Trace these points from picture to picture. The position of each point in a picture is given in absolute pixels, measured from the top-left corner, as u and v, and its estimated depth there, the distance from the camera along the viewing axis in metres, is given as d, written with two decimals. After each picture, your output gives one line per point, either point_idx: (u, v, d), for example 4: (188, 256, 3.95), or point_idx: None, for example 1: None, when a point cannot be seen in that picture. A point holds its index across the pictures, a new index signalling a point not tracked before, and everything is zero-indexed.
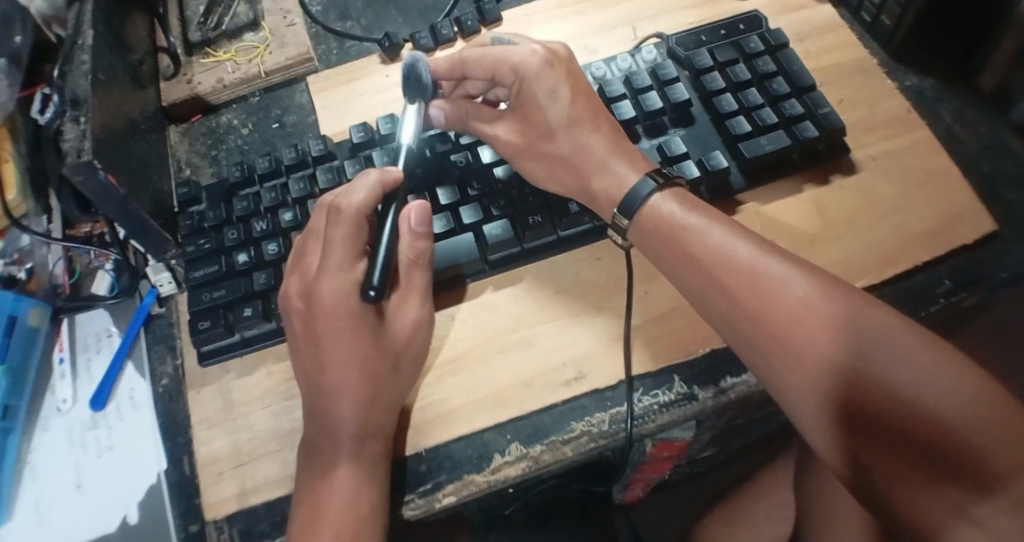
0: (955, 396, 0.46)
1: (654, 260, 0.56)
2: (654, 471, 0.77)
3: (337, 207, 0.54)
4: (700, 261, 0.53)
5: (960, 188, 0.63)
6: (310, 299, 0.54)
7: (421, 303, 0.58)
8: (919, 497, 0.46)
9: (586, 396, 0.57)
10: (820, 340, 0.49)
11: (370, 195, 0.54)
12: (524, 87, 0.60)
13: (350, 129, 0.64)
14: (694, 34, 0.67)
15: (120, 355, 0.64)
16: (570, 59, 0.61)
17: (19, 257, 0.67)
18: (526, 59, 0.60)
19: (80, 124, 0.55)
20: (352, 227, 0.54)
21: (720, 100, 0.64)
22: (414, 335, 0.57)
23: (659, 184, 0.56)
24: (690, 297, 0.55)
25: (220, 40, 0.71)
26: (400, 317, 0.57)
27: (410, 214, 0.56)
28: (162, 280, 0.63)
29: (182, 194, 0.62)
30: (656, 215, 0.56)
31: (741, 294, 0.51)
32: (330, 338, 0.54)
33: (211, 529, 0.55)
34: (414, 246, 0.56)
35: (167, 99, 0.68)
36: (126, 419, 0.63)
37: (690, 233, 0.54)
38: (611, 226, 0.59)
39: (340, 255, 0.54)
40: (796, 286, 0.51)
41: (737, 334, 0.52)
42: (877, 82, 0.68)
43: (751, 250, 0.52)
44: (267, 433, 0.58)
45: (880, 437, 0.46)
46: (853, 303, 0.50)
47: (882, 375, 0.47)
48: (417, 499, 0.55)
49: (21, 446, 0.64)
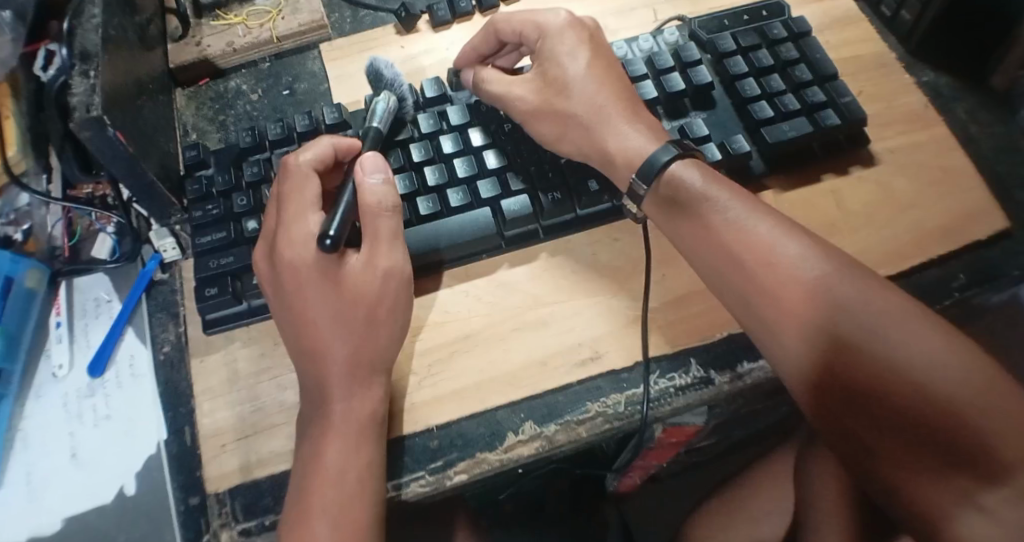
0: (966, 387, 0.45)
1: (666, 233, 0.55)
2: (655, 459, 0.76)
3: (285, 165, 0.55)
4: (714, 235, 0.53)
5: (975, 184, 0.63)
6: (274, 260, 0.54)
7: (392, 251, 0.55)
8: (925, 484, 0.45)
9: (601, 377, 0.56)
10: (834, 320, 0.48)
11: (319, 155, 0.56)
12: (546, 43, 0.60)
13: (323, 110, 0.62)
14: (717, 18, 0.67)
15: (121, 321, 0.62)
16: (597, 30, 0.62)
17: (15, 218, 0.64)
18: (553, 19, 0.61)
19: (89, 79, 0.53)
20: (301, 178, 0.54)
21: (744, 84, 0.63)
22: (385, 285, 0.54)
23: (679, 152, 0.55)
24: (703, 274, 0.54)
25: (231, 3, 0.69)
26: (370, 268, 0.54)
27: (363, 164, 0.55)
28: (166, 246, 0.61)
29: (190, 157, 0.60)
30: (673, 185, 0.54)
31: (756, 271, 0.51)
32: (296, 295, 0.53)
33: (212, 503, 0.54)
34: (375, 192, 0.54)
35: (174, 60, 0.66)
36: (125, 388, 0.61)
37: (708, 208, 0.53)
38: (628, 195, 0.57)
39: (294, 209, 0.54)
40: (814, 265, 0.50)
41: (745, 310, 0.52)
42: (897, 77, 0.68)
43: (769, 226, 0.52)
44: (273, 406, 0.56)
45: (885, 419, 0.46)
46: (872, 286, 0.49)
47: (892, 357, 0.46)
48: (427, 477, 0.54)
49: (14, 413, 0.62)
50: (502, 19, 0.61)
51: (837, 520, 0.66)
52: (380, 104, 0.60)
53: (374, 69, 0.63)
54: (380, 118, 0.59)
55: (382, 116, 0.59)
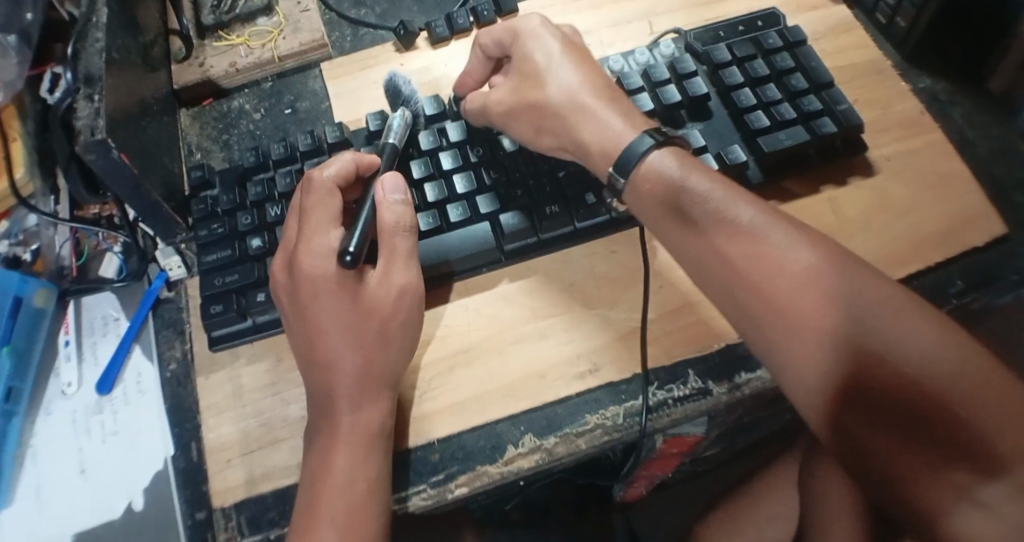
0: (960, 378, 0.45)
1: (655, 229, 0.56)
2: (658, 469, 0.76)
3: (309, 179, 0.56)
4: (703, 229, 0.53)
5: (972, 189, 0.64)
6: (292, 270, 0.54)
7: (407, 268, 0.56)
8: (922, 479, 0.45)
9: (600, 388, 0.57)
10: (823, 314, 0.48)
11: (342, 170, 0.57)
12: (519, 45, 0.61)
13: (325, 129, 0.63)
14: (712, 29, 0.68)
15: (127, 339, 0.63)
16: (575, 37, 0.64)
17: (24, 238, 0.66)
18: (524, 21, 0.61)
19: (94, 103, 0.54)
20: (323, 194, 0.55)
21: (739, 94, 0.64)
22: (400, 301, 0.56)
23: (657, 142, 0.55)
24: (692, 269, 0.54)
25: (234, 24, 0.70)
26: (385, 284, 0.55)
27: (384, 183, 0.56)
28: (172, 264, 0.62)
29: (195, 177, 0.62)
30: (654, 176, 0.55)
31: (744, 265, 0.51)
32: (312, 306, 0.54)
33: (218, 517, 0.55)
34: (394, 211, 0.55)
35: (179, 82, 0.68)
36: (132, 404, 0.62)
37: (694, 200, 0.53)
38: (607, 187, 0.58)
39: (315, 224, 0.55)
40: (803, 256, 0.50)
41: (740, 311, 0.52)
42: (892, 83, 0.68)
43: (756, 216, 0.52)
44: (277, 420, 0.57)
45: (884, 415, 0.46)
46: (860, 277, 0.49)
47: (886, 351, 0.47)
48: (428, 490, 0.55)
49: (23, 429, 0.63)
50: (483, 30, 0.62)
51: (841, 529, 0.66)
52: (397, 119, 0.61)
53: (393, 84, 0.66)
54: (396, 133, 0.61)
55: (399, 131, 0.61)
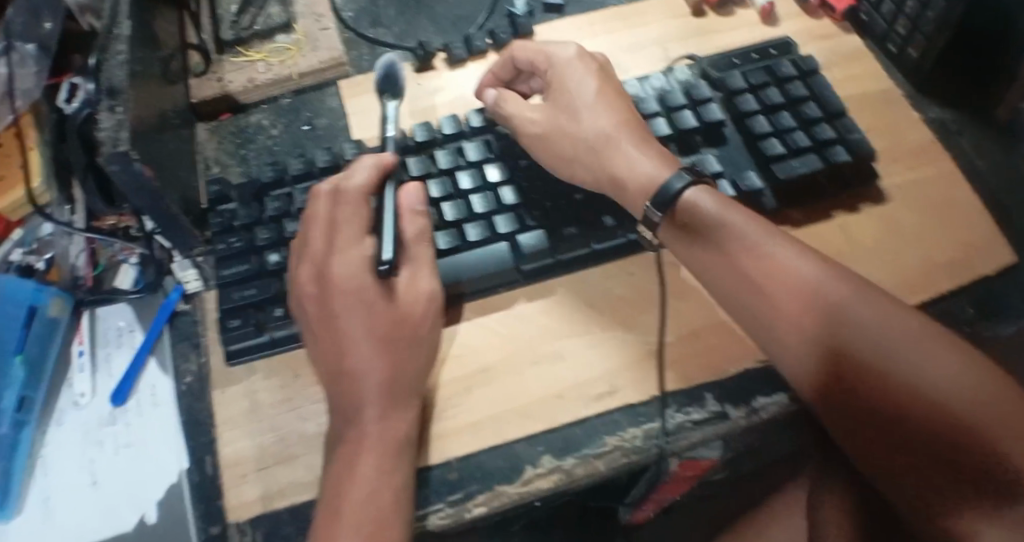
0: (987, 407, 0.46)
1: (683, 258, 0.56)
2: (669, 492, 0.76)
3: (340, 188, 0.57)
4: (730, 259, 0.54)
5: (982, 217, 0.64)
6: (323, 281, 0.55)
7: (433, 275, 0.57)
8: (946, 505, 0.46)
9: (618, 411, 0.57)
10: (849, 343, 0.49)
11: (370, 174, 0.58)
12: (555, 71, 0.64)
13: (343, 146, 0.64)
14: (727, 57, 0.68)
15: (143, 350, 0.63)
16: (606, 64, 0.65)
17: (38, 248, 0.67)
18: (561, 50, 0.64)
19: (117, 114, 0.54)
20: (356, 205, 0.57)
21: (753, 121, 0.65)
22: (430, 305, 0.56)
23: (691, 178, 0.56)
24: (720, 296, 0.55)
25: (252, 40, 0.71)
26: (415, 286, 0.56)
27: (408, 192, 0.58)
28: (189, 277, 0.63)
29: (213, 191, 0.61)
30: (687, 209, 0.55)
31: (771, 294, 0.52)
32: (344, 313, 0.54)
33: (232, 532, 0.54)
34: (416, 222, 0.58)
35: (196, 95, 0.68)
36: (145, 416, 0.62)
37: (723, 231, 0.54)
38: (642, 221, 0.57)
39: (347, 237, 0.56)
40: (829, 286, 0.51)
41: (766, 336, 0.53)
42: (903, 112, 0.69)
43: (784, 248, 0.53)
44: (293, 436, 0.57)
45: (910, 441, 0.47)
46: (887, 307, 0.50)
47: (908, 379, 0.47)
48: (446, 509, 0.54)
49: (33, 440, 0.62)
50: (517, 51, 0.65)
51: None
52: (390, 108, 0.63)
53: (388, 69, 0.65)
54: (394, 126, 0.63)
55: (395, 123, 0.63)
